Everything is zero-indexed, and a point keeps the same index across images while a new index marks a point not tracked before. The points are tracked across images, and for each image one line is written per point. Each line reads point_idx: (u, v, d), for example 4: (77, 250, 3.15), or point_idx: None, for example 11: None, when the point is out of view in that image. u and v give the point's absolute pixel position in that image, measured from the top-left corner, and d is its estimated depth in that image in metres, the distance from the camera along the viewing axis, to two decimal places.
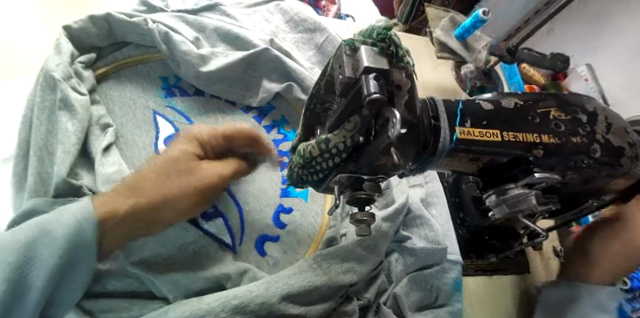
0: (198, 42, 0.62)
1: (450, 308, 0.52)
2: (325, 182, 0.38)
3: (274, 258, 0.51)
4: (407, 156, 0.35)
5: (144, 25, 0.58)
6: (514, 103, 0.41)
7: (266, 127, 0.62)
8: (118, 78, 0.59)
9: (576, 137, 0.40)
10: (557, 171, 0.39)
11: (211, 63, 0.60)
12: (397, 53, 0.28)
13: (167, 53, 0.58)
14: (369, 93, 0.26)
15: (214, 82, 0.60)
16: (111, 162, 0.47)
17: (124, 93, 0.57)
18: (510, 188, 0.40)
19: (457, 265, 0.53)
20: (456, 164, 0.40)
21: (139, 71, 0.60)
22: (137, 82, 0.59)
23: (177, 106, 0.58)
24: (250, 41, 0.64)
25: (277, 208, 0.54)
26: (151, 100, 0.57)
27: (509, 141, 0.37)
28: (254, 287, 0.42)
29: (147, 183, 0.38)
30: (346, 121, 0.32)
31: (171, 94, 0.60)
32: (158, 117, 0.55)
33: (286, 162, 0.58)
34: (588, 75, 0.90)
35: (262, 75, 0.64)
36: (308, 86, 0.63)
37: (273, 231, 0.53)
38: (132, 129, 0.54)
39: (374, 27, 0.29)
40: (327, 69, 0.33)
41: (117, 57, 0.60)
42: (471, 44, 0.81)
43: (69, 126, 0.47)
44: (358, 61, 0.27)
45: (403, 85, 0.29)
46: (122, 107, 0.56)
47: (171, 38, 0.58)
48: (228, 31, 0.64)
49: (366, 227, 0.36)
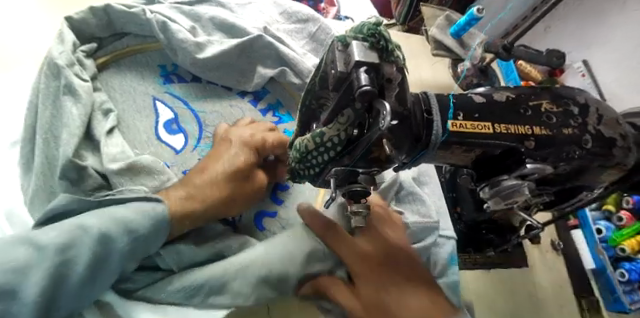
0: (194, 31, 0.62)
1: (446, 280, 0.54)
2: (322, 176, 0.39)
3: (272, 233, 0.54)
4: (400, 149, 0.36)
5: (142, 15, 0.59)
6: (506, 97, 0.42)
7: (263, 111, 0.65)
8: (118, 67, 0.60)
9: (567, 129, 0.41)
10: (549, 162, 0.40)
11: (207, 50, 0.60)
12: (387, 47, 0.29)
13: (164, 42, 0.59)
14: (360, 86, 0.27)
15: (210, 69, 0.62)
16: (115, 144, 0.49)
17: (124, 80, 0.59)
18: (503, 179, 0.40)
19: (450, 240, 0.56)
20: (450, 157, 0.40)
21: (138, 60, 0.62)
22: (137, 70, 0.61)
23: (175, 92, 0.61)
24: (244, 29, 0.65)
25: (275, 186, 0.57)
26: (151, 87, 0.59)
27: (500, 133, 0.38)
28: (252, 251, 0.45)
29: (208, 186, 0.44)
30: (339, 114, 0.32)
31: (169, 81, 0.61)
32: (158, 103, 0.58)
33: None
34: (584, 70, 0.92)
35: (256, 61, 0.65)
36: (301, 69, 0.64)
37: (271, 207, 0.56)
38: (133, 114, 0.56)
39: (365, 23, 0.30)
40: (321, 65, 0.34)
41: (117, 47, 0.61)
42: (465, 41, 0.82)
43: (74, 111, 0.48)
44: (349, 55, 0.28)
45: (394, 78, 0.30)
46: (123, 94, 0.58)
47: (169, 27, 0.58)
48: (224, 21, 0.65)
49: (362, 219, 0.37)
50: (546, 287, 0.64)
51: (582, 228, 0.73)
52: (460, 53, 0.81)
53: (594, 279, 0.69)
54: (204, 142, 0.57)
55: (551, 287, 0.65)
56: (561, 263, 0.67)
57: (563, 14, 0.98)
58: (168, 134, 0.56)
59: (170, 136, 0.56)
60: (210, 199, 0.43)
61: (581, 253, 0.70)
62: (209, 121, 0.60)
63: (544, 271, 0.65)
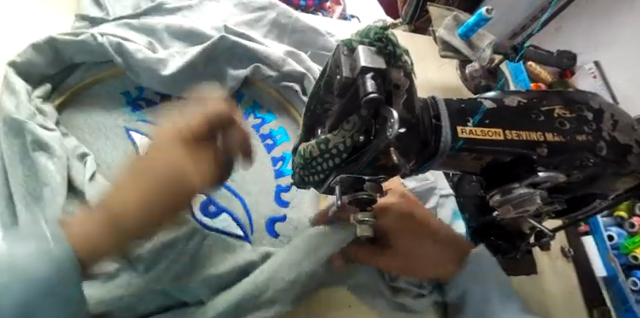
0: (152, 46, 0.67)
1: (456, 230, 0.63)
2: (327, 183, 0.39)
3: (286, 236, 0.56)
4: (408, 156, 0.35)
5: (92, 41, 0.63)
6: (517, 101, 0.40)
7: (243, 116, 0.68)
8: (76, 107, 0.65)
9: (581, 135, 0.39)
10: (562, 170, 0.38)
11: (169, 65, 0.64)
12: (394, 52, 0.28)
13: (123, 65, 0.64)
14: (366, 93, 0.25)
15: (178, 84, 0.65)
16: (99, 187, 0.53)
17: (88, 119, 0.64)
18: (514, 187, 0.39)
19: (449, 197, 0.66)
20: (460, 164, 0.39)
21: (97, 91, 0.67)
22: (100, 104, 0.66)
23: (146, 117, 0.66)
24: (203, 33, 0.69)
25: (278, 190, 0.60)
26: (120, 119, 0.65)
27: (512, 140, 0.37)
28: (277, 266, 0.43)
29: (118, 187, 0.31)
30: (345, 121, 0.31)
31: (138, 108, 0.67)
32: (132, 133, 0.63)
33: (269, 144, 0.65)
34: (596, 71, 0.88)
35: (224, 64, 0.69)
36: (274, 61, 0.68)
37: (279, 212, 0.58)
38: (110, 152, 0.61)
39: (371, 27, 0.29)
40: (326, 69, 0.33)
41: (70, 83, 0.66)
42: (474, 42, 0.79)
43: (50, 165, 0.51)
44: (355, 61, 0.27)
45: (402, 85, 0.29)
46: (92, 133, 0.62)
47: (124, 48, 0.63)
48: (178, 28, 0.69)
49: (369, 226, 0.36)
50: (557, 295, 0.63)
51: (592, 234, 0.71)
52: (469, 54, 0.80)
53: (605, 288, 0.67)
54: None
55: (561, 295, 0.63)
56: (572, 270, 0.66)
57: (574, 14, 0.96)
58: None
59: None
60: (123, 197, 0.30)
61: (591, 259, 0.68)
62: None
63: (553, 276, 0.65)
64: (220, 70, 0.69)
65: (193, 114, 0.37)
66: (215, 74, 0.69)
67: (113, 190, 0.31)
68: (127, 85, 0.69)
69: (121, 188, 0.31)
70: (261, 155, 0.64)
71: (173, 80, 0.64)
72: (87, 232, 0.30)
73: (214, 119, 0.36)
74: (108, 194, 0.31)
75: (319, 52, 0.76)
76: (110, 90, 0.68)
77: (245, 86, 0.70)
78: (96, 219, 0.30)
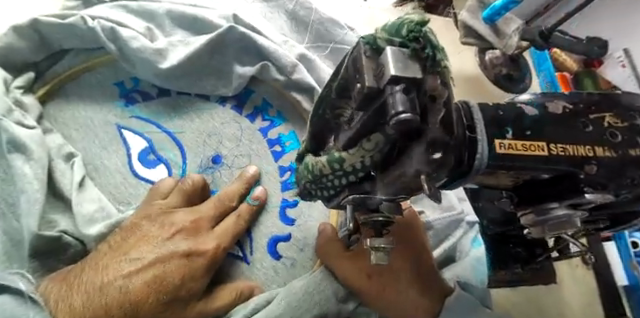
0: (150, 32, 0.60)
1: (470, 260, 0.55)
2: (337, 199, 0.35)
3: (291, 259, 0.55)
4: (437, 178, 0.27)
5: (82, 25, 0.56)
6: (562, 108, 0.34)
7: (249, 117, 0.62)
8: (65, 98, 0.59)
9: (635, 149, 0.34)
10: (611, 190, 0.33)
11: (169, 57, 0.58)
12: (433, 56, 0.21)
13: (117, 53, 0.57)
14: (396, 113, 0.19)
15: (175, 78, 0.59)
16: (90, 199, 0.50)
17: (76, 113, 0.59)
18: (552, 208, 0.34)
19: (474, 226, 0.58)
20: (493, 181, 0.34)
21: (87, 80, 0.61)
22: (89, 95, 0.60)
23: (141, 114, 0.60)
24: (211, 21, 0.61)
25: (282, 205, 0.57)
26: (111, 114, 0.59)
27: (557, 156, 0.31)
28: (275, 307, 0.45)
29: (128, 265, 0.42)
30: (365, 138, 0.26)
31: (132, 101, 0.60)
32: (124, 131, 0.58)
33: (278, 152, 0.60)
34: (625, 60, 0.79)
35: (231, 59, 0.61)
36: (283, 65, 0.60)
37: (283, 230, 0.56)
38: (99, 152, 0.57)
39: (402, 22, 0.22)
40: (341, 70, 0.26)
41: (57, 70, 0.60)
42: (500, 28, 0.71)
43: (28, 170, 0.47)
44: (381, 66, 0.21)
45: (440, 95, 0.23)
46: (79, 130, 0.58)
47: (118, 34, 0.56)
48: (183, 14, 0.61)
49: (385, 254, 0.31)
50: (575, 307, 0.64)
51: (615, 240, 0.66)
52: (494, 42, 0.72)
53: (626, 297, 0.64)
54: (190, 168, 0.58)
55: (580, 308, 0.64)
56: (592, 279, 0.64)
57: None
58: (146, 167, 0.57)
59: (149, 170, 0.57)
60: (121, 299, 0.40)
61: (613, 267, 0.65)
62: (188, 141, 0.59)
63: (572, 285, 0.66)
64: (227, 65, 0.61)
65: (207, 240, 0.47)
66: (220, 70, 0.61)
67: (120, 269, 0.41)
68: (120, 75, 0.61)
69: (130, 274, 0.41)
70: (267, 162, 0.59)
71: (170, 73, 0.58)
72: (76, 312, 0.38)
73: (230, 244, 0.49)
74: (113, 272, 0.41)
75: (340, 47, 0.68)
76: (101, 79, 0.61)
77: (253, 83, 0.63)
78: (82, 307, 0.38)
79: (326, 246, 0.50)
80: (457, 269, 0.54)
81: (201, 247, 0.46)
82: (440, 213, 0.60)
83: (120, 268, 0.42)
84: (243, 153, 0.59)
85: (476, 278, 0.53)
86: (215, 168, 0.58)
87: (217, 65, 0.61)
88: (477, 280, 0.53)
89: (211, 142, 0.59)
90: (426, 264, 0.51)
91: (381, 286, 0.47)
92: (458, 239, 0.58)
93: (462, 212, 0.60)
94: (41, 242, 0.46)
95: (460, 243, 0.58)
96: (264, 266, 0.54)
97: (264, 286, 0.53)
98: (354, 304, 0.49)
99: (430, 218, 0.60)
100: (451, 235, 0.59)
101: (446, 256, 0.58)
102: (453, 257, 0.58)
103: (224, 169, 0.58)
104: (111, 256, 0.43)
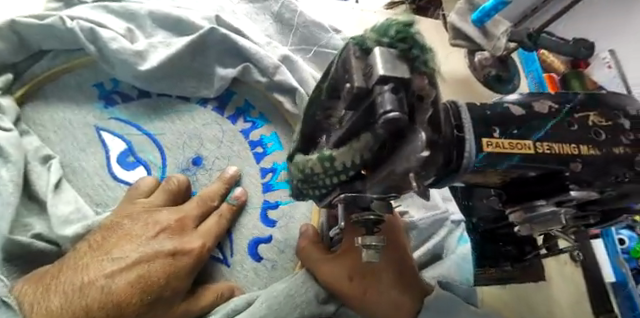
0: (131, 33, 0.60)
1: (455, 259, 0.55)
2: (328, 198, 0.36)
3: (272, 261, 0.55)
4: (426, 177, 0.27)
5: (60, 25, 0.56)
6: (548, 107, 0.35)
7: (231, 118, 0.62)
8: (44, 99, 0.59)
9: (618, 148, 0.35)
10: (597, 187, 0.34)
11: (150, 58, 0.58)
12: (420, 56, 0.22)
13: (96, 54, 0.57)
14: (384, 111, 0.19)
15: (156, 80, 0.59)
16: (65, 201, 0.50)
17: (54, 115, 0.58)
18: (538, 205, 0.34)
19: (460, 224, 0.59)
20: (480, 179, 0.35)
21: (66, 81, 0.60)
22: (68, 97, 0.59)
23: (121, 116, 0.59)
24: (193, 22, 0.61)
25: (264, 207, 0.57)
26: (91, 115, 0.59)
27: (543, 154, 0.32)
28: (256, 309, 0.45)
29: (110, 264, 0.41)
30: (356, 136, 0.26)
31: (112, 103, 0.60)
32: (103, 133, 0.58)
33: (260, 153, 0.60)
34: (611, 61, 0.81)
35: (213, 61, 0.61)
36: (265, 66, 0.61)
37: (264, 232, 0.56)
38: (77, 154, 0.56)
39: (391, 23, 0.23)
40: (331, 70, 0.27)
41: (36, 71, 0.59)
42: (489, 30, 0.72)
43: (3, 173, 0.47)
44: (370, 66, 0.21)
45: (427, 95, 0.23)
46: (57, 131, 0.57)
47: (98, 35, 0.56)
48: (166, 15, 0.62)
49: (376, 252, 0.31)
50: (564, 303, 0.66)
51: (602, 237, 0.68)
52: (483, 44, 0.72)
53: (613, 293, 0.66)
54: (170, 169, 0.58)
55: (569, 305, 0.66)
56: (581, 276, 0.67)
57: None
58: (125, 169, 0.56)
59: (128, 172, 0.56)
60: (104, 300, 0.38)
61: (600, 264, 0.67)
62: (168, 142, 0.59)
63: (561, 283, 0.67)
64: (208, 67, 0.61)
65: (192, 239, 0.47)
66: (201, 72, 0.61)
67: (102, 269, 0.41)
68: (100, 76, 0.61)
69: (112, 273, 0.40)
70: (249, 163, 0.59)
71: (150, 75, 0.58)
72: (54, 315, 0.36)
73: (213, 243, 0.50)
74: (95, 271, 0.40)
75: (323, 50, 0.69)
76: (81, 81, 0.60)
77: (235, 84, 0.63)
78: (60, 309, 0.37)
79: (309, 248, 0.50)
80: (441, 268, 0.55)
81: (186, 246, 0.46)
82: (425, 212, 0.62)
83: (102, 267, 0.41)
84: (224, 155, 0.60)
85: (461, 277, 0.54)
86: (194, 170, 0.58)
87: (198, 68, 0.61)
88: (462, 279, 0.54)
89: (191, 144, 0.59)
90: (409, 263, 0.52)
91: (363, 289, 0.47)
92: (443, 237, 0.59)
93: (446, 211, 0.61)
94: (14, 247, 0.45)
95: (448, 242, 0.59)
96: (245, 268, 0.54)
97: (245, 288, 0.53)
98: (334, 306, 0.49)
99: (415, 218, 0.61)
100: (435, 234, 0.60)
101: (432, 255, 0.58)
102: (440, 255, 0.59)
103: (202, 173, 0.58)
104: (91, 255, 0.42)
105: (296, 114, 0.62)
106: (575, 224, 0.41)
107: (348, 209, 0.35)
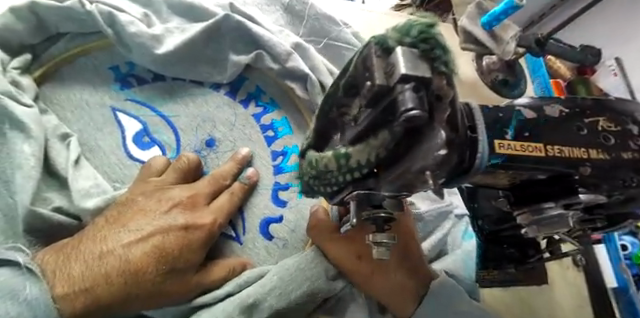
0: (147, 18, 0.61)
1: (455, 256, 0.56)
2: (339, 196, 0.36)
3: (283, 240, 0.56)
4: (440, 176, 0.28)
5: (80, 8, 0.57)
6: (559, 112, 0.36)
7: (243, 103, 0.63)
8: (61, 80, 0.59)
9: (627, 152, 0.35)
10: (604, 191, 0.35)
11: (166, 42, 0.59)
12: (441, 56, 0.22)
13: (114, 37, 0.58)
14: (406, 110, 0.20)
15: (170, 64, 0.60)
16: (85, 176, 0.51)
17: (71, 95, 0.59)
18: (546, 208, 0.35)
19: (463, 218, 0.60)
20: (491, 179, 0.35)
21: (82, 64, 0.61)
22: (85, 79, 0.60)
23: (137, 97, 0.60)
24: (207, 8, 0.62)
25: (275, 187, 0.58)
26: (107, 96, 0.59)
27: (553, 157, 0.32)
28: (267, 281, 0.46)
29: (127, 235, 0.42)
30: (372, 134, 0.27)
31: (128, 85, 0.60)
32: (119, 114, 0.58)
33: (271, 137, 0.61)
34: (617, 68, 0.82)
35: (227, 48, 0.62)
36: (278, 53, 0.61)
37: (275, 212, 0.56)
38: (94, 134, 0.57)
39: (412, 24, 0.24)
40: (349, 68, 0.27)
41: (53, 53, 0.60)
42: (497, 34, 0.73)
43: (26, 148, 0.48)
44: (392, 65, 0.22)
45: (445, 95, 0.24)
46: (74, 111, 0.58)
47: (116, 19, 0.57)
48: (180, 3, 0.62)
49: (387, 249, 0.32)
50: (565, 305, 0.66)
51: (606, 243, 0.69)
52: (492, 47, 0.73)
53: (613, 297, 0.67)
54: (184, 150, 0.58)
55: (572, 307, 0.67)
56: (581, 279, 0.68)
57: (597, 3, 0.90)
58: (140, 149, 0.57)
59: (143, 151, 0.57)
60: (122, 268, 0.40)
61: (601, 268, 0.68)
62: (182, 124, 0.60)
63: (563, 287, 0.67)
64: (221, 53, 0.62)
65: (204, 214, 0.48)
66: (215, 59, 0.62)
67: (120, 239, 0.42)
68: (116, 59, 0.62)
69: (130, 243, 0.42)
70: (260, 146, 0.60)
71: (166, 60, 0.59)
72: (76, 281, 0.37)
73: (225, 220, 0.50)
74: (113, 242, 0.41)
75: (333, 43, 0.69)
76: (97, 64, 0.61)
77: (247, 70, 0.64)
78: (81, 275, 0.38)
79: (317, 226, 0.50)
80: (448, 262, 0.55)
81: (198, 221, 0.47)
82: (431, 204, 0.62)
83: (120, 238, 0.42)
84: (236, 138, 0.60)
85: (465, 272, 0.55)
86: (207, 151, 0.59)
87: (212, 54, 0.62)
88: (466, 274, 0.55)
89: (204, 126, 0.60)
90: (416, 247, 0.52)
91: (371, 269, 0.48)
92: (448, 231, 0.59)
93: (451, 204, 0.60)
94: (35, 220, 0.46)
95: (450, 236, 0.60)
96: (257, 246, 0.55)
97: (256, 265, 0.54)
98: (343, 282, 0.50)
99: (421, 210, 0.60)
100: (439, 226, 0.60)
101: (439, 251, 0.59)
102: (444, 249, 0.60)
103: (216, 154, 0.59)
104: (108, 228, 0.43)
105: (307, 100, 0.63)
106: (581, 227, 0.42)
107: (358, 207, 0.35)
